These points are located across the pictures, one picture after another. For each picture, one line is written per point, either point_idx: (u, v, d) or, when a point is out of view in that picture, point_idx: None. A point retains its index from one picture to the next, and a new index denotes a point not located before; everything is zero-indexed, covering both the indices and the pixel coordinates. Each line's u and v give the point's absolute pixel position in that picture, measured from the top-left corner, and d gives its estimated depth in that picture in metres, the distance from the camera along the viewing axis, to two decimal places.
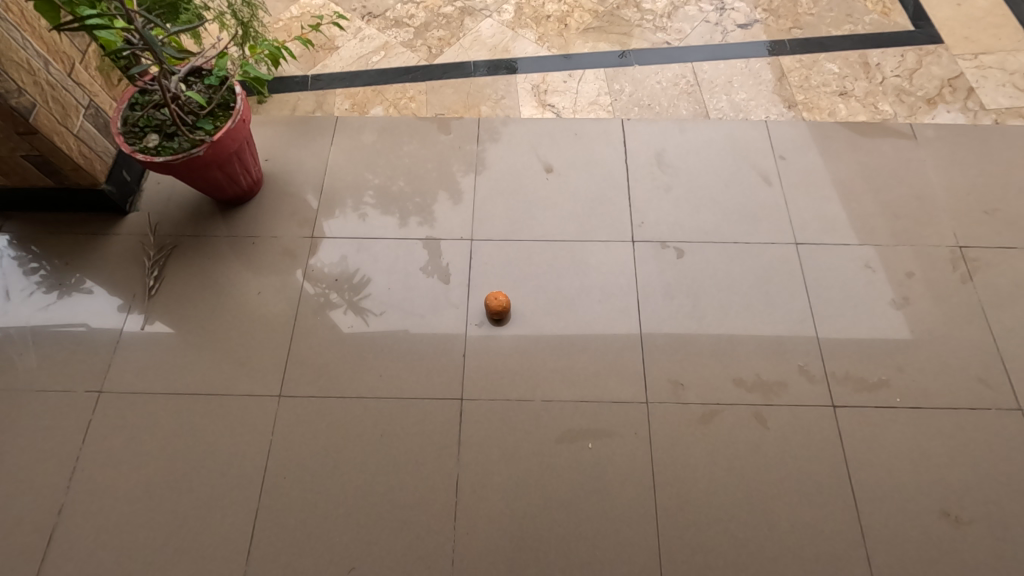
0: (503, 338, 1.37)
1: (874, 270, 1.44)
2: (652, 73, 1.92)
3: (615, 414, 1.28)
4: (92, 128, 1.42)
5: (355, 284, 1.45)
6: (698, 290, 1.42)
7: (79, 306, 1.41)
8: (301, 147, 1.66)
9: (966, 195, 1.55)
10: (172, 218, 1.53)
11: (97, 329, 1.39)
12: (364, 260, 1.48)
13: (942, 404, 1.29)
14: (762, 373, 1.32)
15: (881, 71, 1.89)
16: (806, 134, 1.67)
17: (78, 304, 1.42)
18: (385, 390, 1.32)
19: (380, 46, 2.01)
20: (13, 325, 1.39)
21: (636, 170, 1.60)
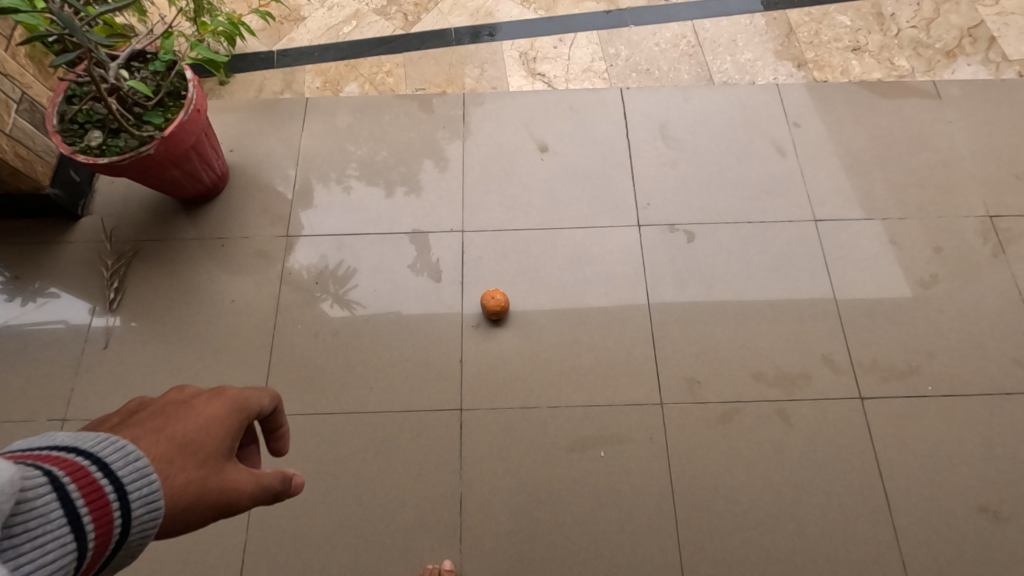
0: (502, 340, 1.26)
1: (899, 247, 1.34)
2: (649, 35, 1.76)
3: (628, 418, 1.19)
4: (28, 125, 1.26)
5: (339, 276, 1.33)
6: (711, 276, 1.31)
7: (38, 315, 1.29)
8: (268, 134, 1.50)
9: (994, 158, 1.43)
10: (130, 221, 1.39)
11: (60, 340, 1.27)
12: (346, 258, 1.35)
13: (975, 391, 1.20)
14: (784, 366, 1.22)
15: (896, 22, 1.75)
16: (821, 97, 1.53)
17: (41, 310, 1.30)
18: (377, 402, 1.21)
19: (350, 14, 1.82)
20: None
21: (639, 145, 1.46)
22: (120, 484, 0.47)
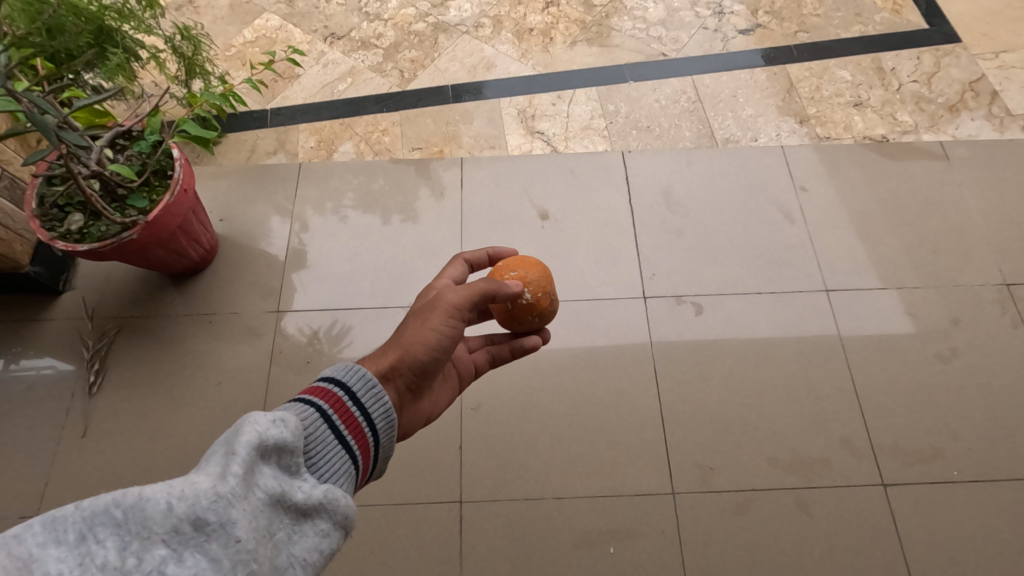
0: (504, 424, 1.19)
1: (916, 318, 1.29)
2: (650, 91, 1.77)
3: (636, 511, 1.11)
4: (7, 204, 1.20)
5: (334, 335, 1.31)
6: (721, 353, 1.26)
7: (11, 382, 1.25)
8: (265, 202, 1.50)
9: (1008, 222, 1.40)
10: (115, 296, 1.34)
11: (44, 397, 1.24)
12: (320, 316, 1.34)
13: (1004, 475, 1.14)
14: (802, 451, 1.16)
15: (897, 77, 1.82)
16: (828, 159, 1.50)
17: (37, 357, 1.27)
18: (369, 495, 1.14)
19: (346, 72, 1.82)
20: None
21: (643, 211, 1.42)
22: (348, 387, 0.67)
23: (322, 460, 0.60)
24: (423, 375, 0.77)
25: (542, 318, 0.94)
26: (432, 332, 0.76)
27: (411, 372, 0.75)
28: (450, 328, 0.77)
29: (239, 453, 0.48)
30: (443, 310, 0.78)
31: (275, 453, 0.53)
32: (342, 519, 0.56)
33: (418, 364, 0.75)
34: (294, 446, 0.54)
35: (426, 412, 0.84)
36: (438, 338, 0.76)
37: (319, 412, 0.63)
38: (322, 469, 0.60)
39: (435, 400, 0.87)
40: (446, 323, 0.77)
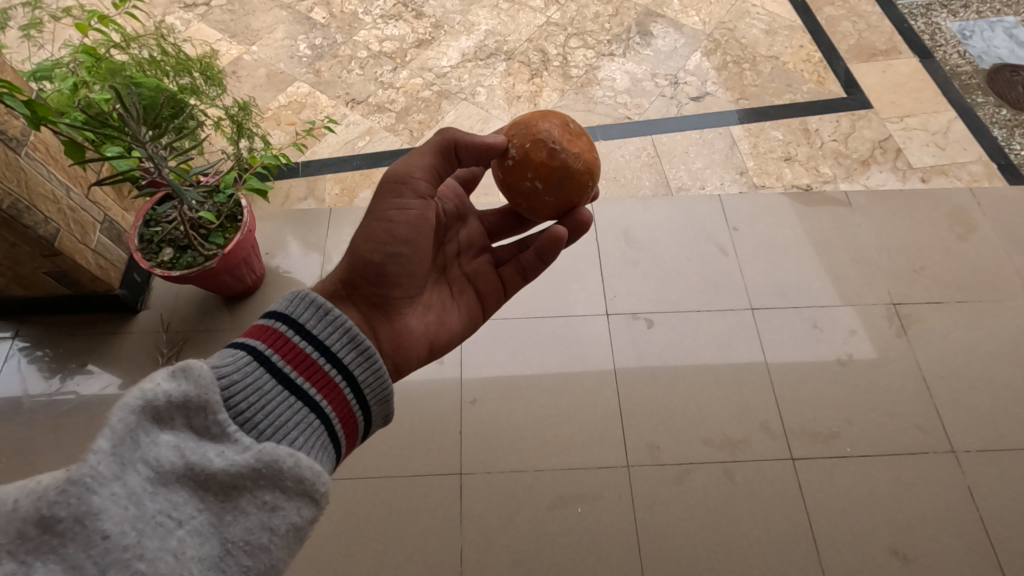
0: (495, 413, 1.52)
1: (822, 330, 1.65)
2: (616, 148, 2.10)
3: (599, 479, 1.43)
4: (107, 241, 1.54)
5: None
6: (667, 357, 1.60)
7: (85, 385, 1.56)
8: (300, 238, 1.85)
9: (896, 256, 1.79)
10: (181, 314, 1.66)
11: (122, 395, 1.54)
12: None
13: (884, 450, 1.47)
14: (729, 433, 1.49)
15: (820, 137, 2.11)
16: (755, 206, 1.91)
17: (77, 380, 1.56)
18: (389, 468, 1.45)
19: (365, 131, 2.18)
20: (45, 411, 1.52)
21: (607, 246, 1.80)
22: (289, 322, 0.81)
23: (266, 404, 0.72)
24: (385, 269, 0.93)
25: (546, 181, 0.97)
26: (379, 220, 0.93)
27: (373, 267, 0.92)
28: (397, 212, 0.93)
29: (110, 428, 0.56)
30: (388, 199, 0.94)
31: (181, 414, 0.62)
32: (280, 471, 0.64)
33: (373, 258, 0.92)
34: (200, 404, 0.63)
35: (429, 327, 1.03)
36: (388, 224, 0.93)
37: (251, 352, 0.76)
38: (265, 416, 0.72)
39: (437, 315, 1.05)
40: (388, 208, 0.93)
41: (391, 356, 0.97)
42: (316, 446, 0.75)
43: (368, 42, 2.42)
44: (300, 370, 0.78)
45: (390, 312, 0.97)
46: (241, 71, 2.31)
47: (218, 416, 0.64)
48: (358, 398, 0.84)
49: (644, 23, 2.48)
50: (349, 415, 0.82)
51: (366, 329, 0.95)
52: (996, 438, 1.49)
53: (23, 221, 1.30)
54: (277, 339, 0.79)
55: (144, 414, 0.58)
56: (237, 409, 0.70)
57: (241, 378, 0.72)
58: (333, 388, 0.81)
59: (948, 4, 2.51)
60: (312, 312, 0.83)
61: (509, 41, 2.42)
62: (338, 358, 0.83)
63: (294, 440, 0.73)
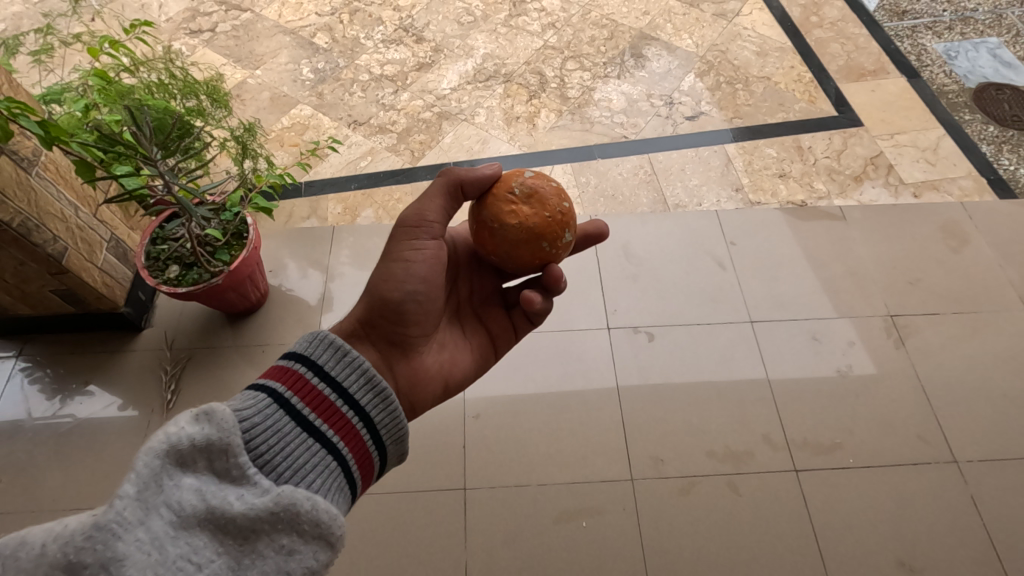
0: (499, 429, 1.52)
1: (821, 341, 1.67)
2: (614, 166, 2.14)
3: (604, 493, 1.43)
4: (113, 259, 1.56)
5: None
6: (668, 370, 1.62)
7: (88, 405, 1.56)
8: (303, 257, 1.87)
9: (891, 269, 1.82)
10: (185, 332, 1.67)
11: (124, 413, 1.54)
12: None
13: (887, 461, 1.48)
14: (732, 445, 1.49)
15: (813, 153, 2.16)
16: (751, 221, 1.94)
17: (78, 402, 1.56)
18: (393, 484, 1.44)
19: (367, 151, 2.22)
20: (46, 431, 1.52)
21: (606, 261, 1.83)
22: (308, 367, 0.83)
23: (284, 446, 0.73)
24: (404, 308, 0.94)
25: (497, 256, 0.98)
26: (395, 260, 0.95)
27: (391, 306, 0.94)
28: (413, 252, 0.95)
29: (136, 472, 0.57)
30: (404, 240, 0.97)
31: (204, 456, 0.63)
32: (297, 515, 0.65)
33: (392, 296, 0.94)
34: (223, 447, 0.64)
35: (443, 366, 1.04)
36: (405, 263, 0.95)
37: (272, 396, 0.77)
38: (284, 458, 0.73)
39: (451, 354, 1.06)
40: (404, 249, 0.96)
41: (408, 395, 0.98)
42: (333, 488, 0.76)
43: (370, 66, 2.48)
44: (318, 411, 0.80)
45: (407, 349, 0.98)
46: (246, 94, 2.36)
47: (239, 459, 0.66)
48: (374, 439, 0.85)
49: (639, 45, 2.55)
50: (364, 455, 0.83)
51: (383, 368, 0.96)
52: (998, 448, 1.50)
53: (32, 239, 1.32)
54: (296, 380, 0.81)
55: (168, 458, 0.60)
56: (257, 451, 0.71)
57: (261, 420, 0.73)
58: (350, 429, 0.82)
59: (932, 26, 2.59)
60: (330, 354, 0.85)
61: (507, 64, 2.48)
62: (355, 399, 0.84)
63: (311, 482, 0.74)
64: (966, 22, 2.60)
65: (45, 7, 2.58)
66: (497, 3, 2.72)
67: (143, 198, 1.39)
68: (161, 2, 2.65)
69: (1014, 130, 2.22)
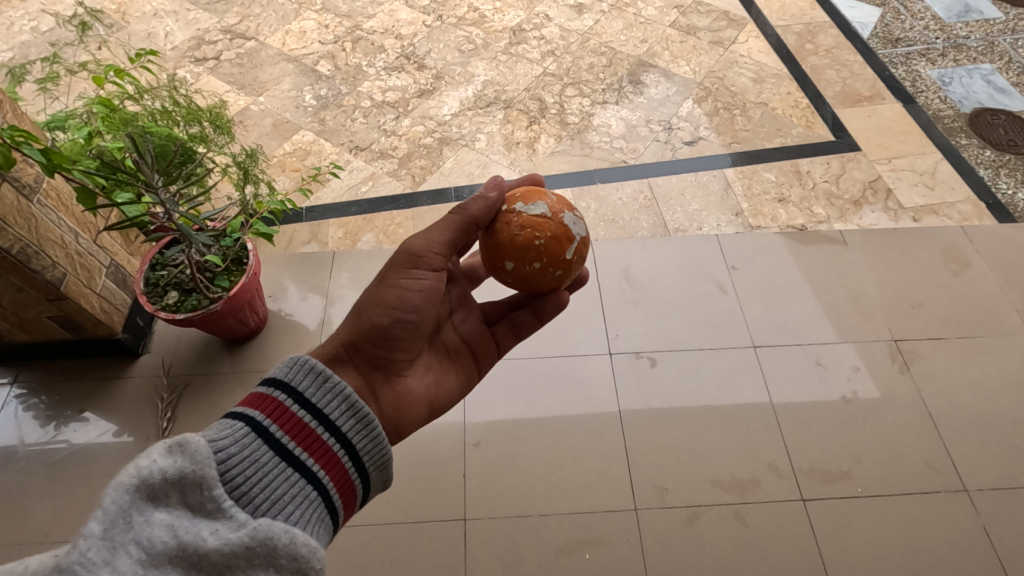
0: (497, 455, 1.50)
1: (825, 367, 1.65)
2: (614, 191, 2.15)
3: (606, 523, 1.40)
4: (112, 285, 1.56)
5: None
6: (670, 395, 1.60)
7: (81, 432, 1.53)
8: (302, 281, 1.87)
9: (894, 294, 1.81)
10: (182, 358, 1.66)
11: (118, 441, 1.52)
12: None
13: (896, 490, 1.45)
14: (737, 473, 1.46)
15: (812, 178, 2.17)
16: (751, 245, 1.95)
17: (73, 429, 1.54)
18: (391, 514, 1.41)
19: (368, 176, 2.23)
20: (38, 460, 1.49)
21: (607, 285, 1.82)
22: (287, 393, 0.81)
23: (262, 477, 0.71)
24: (392, 333, 0.94)
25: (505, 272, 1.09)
26: (391, 286, 0.94)
27: (378, 330, 0.93)
28: (410, 281, 0.95)
29: (102, 510, 0.56)
30: (402, 267, 0.96)
31: (177, 490, 0.62)
32: (275, 549, 0.63)
33: (381, 321, 0.93)
34: (196, 480, 0.63)
35: (429, 389, 1.03)
36: (400, 290, 0.94)
37: (249, 425, 0.75)
38: (262, 489, 0.71)
39: (436, 376, 1.05)
40: (401, 276, 0.95)
41: (394, 420, 0.96)
42: (313, 519, 0.74)
43: (372, 92, 2.51)
44: (298, 439, 0.78)
45: (390, 373, 0.96)
46: (249, 121, 2.38)
47: (214, 492, 0.64)
48: (356, 466, 0.84)
49: (637, 72, 2.59)
50: (346, 483, 0.81)
51: (367, 393, 0.93)
52: (1007, 476, 1.47)
53: (31, 266, 1.32)
54: (275, 408, 0.79)
55: (138, 493, 0.59)
56: (233, 483, 0.69)
57: (238, 450, 0.72)
58: (331, 457, 0.80)
59: (926, 53, 2.63)
60: (311, 380, 0.84)
61: (507, 91, 2.51)
62: (336, 426, 0.83)
63: (291, 514, 0.71)
64: (959, 48, 2.64)
65: (53, 36, 2.62)
66: (497, 31, 2.77)
67: (144, 224, 1.39)
68: (167, 31, 2.70)
69: (1011, 154, 2.24)
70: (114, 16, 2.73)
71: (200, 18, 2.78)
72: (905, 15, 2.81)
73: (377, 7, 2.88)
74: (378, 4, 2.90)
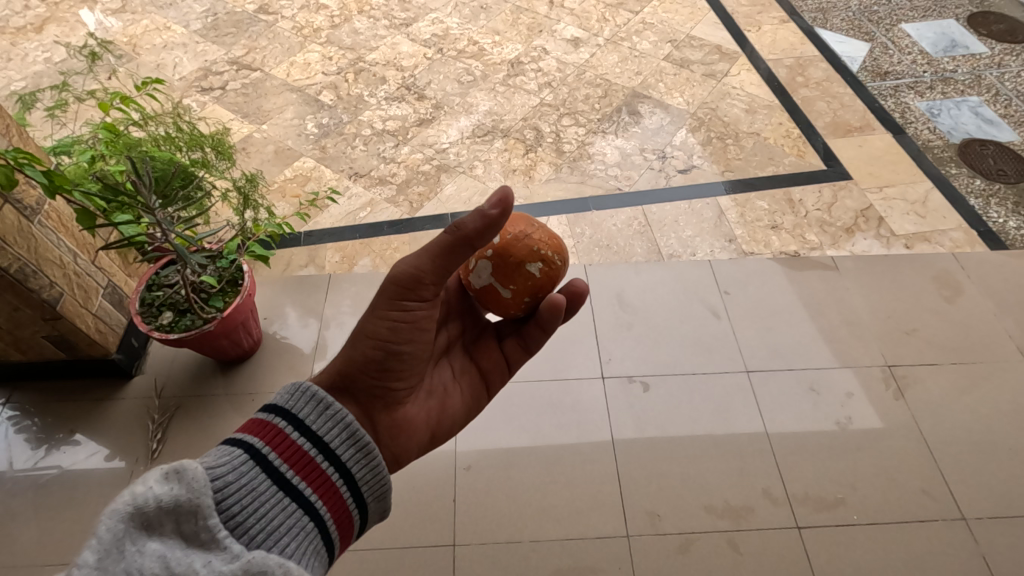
0: (490, 481, 1.48)
1: (819, 393, 1.64)
2: (609, 217, 2.17)
3: (598, 550, 1.38)
4: (108, 305, 1.57)
5: None
6: (663, 420, 1.59)
7: (71, 455, 1.52)
8: (298, 304, 1.88)
9: (888, 320, 1.81)
10: (176, 379, 1.66)
11: (107, 464, 1.51)
12: None
13: (892, 518, 1.43)
14: (730, 500, 1.45)
15: (804, 206, 2.19)
16: (744, 271, 1.96)
17: (63, 452, 1.53)
18: (379, 540, 1.39)
19: (366, 202, 2.26)
20: (26, 482, 1.48)
21: (601, 310, 1.83)
22: (287, 421, 0.81)
23: (258, 506, 0.71)
24: (386, 363, 0.93)
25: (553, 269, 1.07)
26: (380, 318, 0.92)
27: (373, 363, 0.92)
28: (400, 312, 0.91)
29: (98, 538, 0.57)
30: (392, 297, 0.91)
31: (172, 519, 0.62)
32: None
33: (374, 354, 0.92)
34: (192, 508, 0.64)
35: (431, 414, 1.03)
36: (390, 322, 0.92)
37: (247, 453, 0.75)
38: (258, 519, 0.71)
39: (439, 400, 1.05)
40: (391, 308, 0.91)
41: (389, 447, 0.96)
42: (308, 551, 0.74)
43: (372, 121, 2.57)
44: (296, 467, 0.78)
45: (389, 403, 0.96)
46: (251, 147, 2.44)
47: (208, 522, 0.65)
48: (355, 497, 0.83)
49: (632, 103, 2.65)
50: (344, 514, 0.81)
51: (365, 420, 0.93)
52: (1007, 505, 1.45)
53: (29, 284, 1.34)
54: (275, 436, 0.79)
55: (132, 521, 0.59)
56: (229, 512, 0.69)
57: (235, 478, 0.72)
58: (329, 486, 0.80)
59: (914, 86, 2.69)
60: (312, 407, 0.83)
61: (505, 120, 2.57)
62: (336, 455, 0.82)
63: (286, 545, 0.71)
64: (947, 81, 2.71)
65: (65, 66, 2.71)
66: (496, 63, 2.85)
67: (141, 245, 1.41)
68: (176, 62, 2.79)
69: (1001, 184, 2.27)
70: (126, 47, 2.83)
71: (209, 50, 2.87)
72: (893, 50, 2.88)
73: (380, 40, 2.97)
74: (381, 37, 2.99)
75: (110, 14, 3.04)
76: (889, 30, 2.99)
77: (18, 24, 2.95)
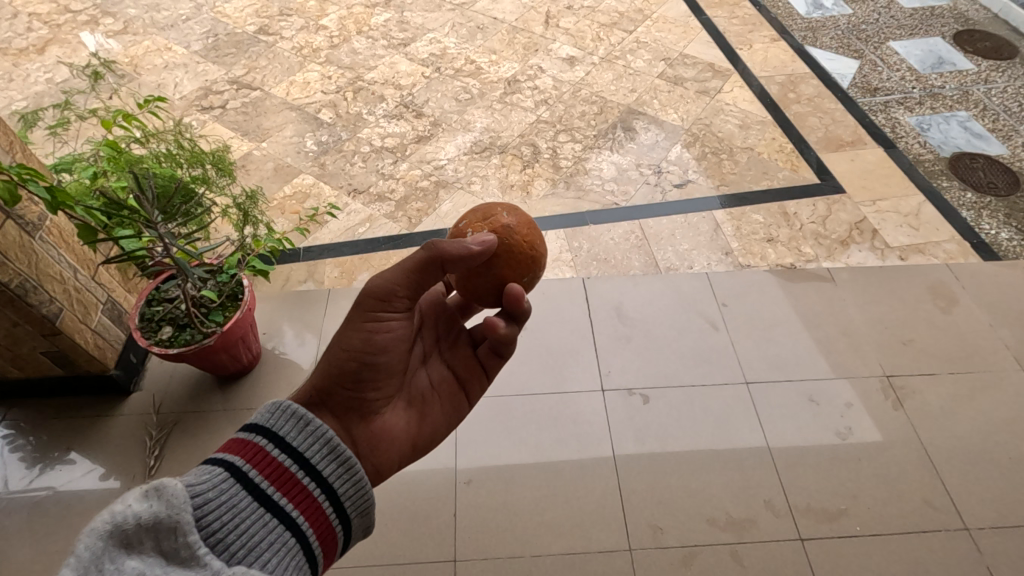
0: (489, 497, 1.47)
1: (819, 404, 1.65)
2: (606, 231, 2.19)
3: (601, 564, 1.36)
4: (107, 321, 1.57)
5: None
6: (663, 433, 1.58)
7: (67, 474, 1.51)
8: (297, 320, 1.88)
9: (885, 330, 1.82)
10: (174, 395, 1.65)
11: (104, 482, 1.49)
12: None
13: (895, 528, 1.42)
14: (732, 513, 1.44)
15: (799, 219, 2.22)
16: (740, 284, 1.97)
17: (58, 471, 1.51)
18: (377, 556, 1.38)
19: (365, 218, 2.28)
20: (21, 501, 1.46)
21: (600, 323, 1.84)
22: (265, 437, 0.80)
23: (239, 523, 0.71)
24: (361, 375, 0.94)
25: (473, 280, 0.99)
26: (356, 330, 0.93)
27: (349, 374, 0.93)
28: (376, 324, 0.93)
29: (76, 557, 0.56)
30: (368, 310, 0.93)
31: (151, 536, 0.62)
32: None
33: (350, 365, 0.92)
34: (172, 525, 0.63)
35: (410, 424, 1.03)
36: (366, 332, 0.93)
37: (227, 470, 0.75)
38: (238, 536, 0.70)
39: (419, 410, 1.05)
40: (366, 319, 0.93)
41: (370, 459, 0.95)
42: (290, 567, 0.73)
43: (371, 138, 2.60)
44: (278, 484, 0.77)
45: (365, 413, 0.96)
46: (250, 165, 2.46)
47: (188, 538, 0.64)
48: (338, 512, 0.82)
49: (627, 120, 2.69)
50: (326, 530, 0.80)
51: (343, 434, 0.92)
52: (1009, 514, 1.45)
53: (28, 300, 1.34)
54: (256, 452, 0.78)
55: (111, 539, 0.59)
56: (209, 529, 0.68)
57: (216, 495, 0.71)
58: (311, 501, 0.79)
59: (904, 101, 2.75)
60: (293, 424, 0.83)
61: (502, 137, 2.61)
62: (316, 469, 0.82)
63: (266, 561, 0.71)
64: (935, 97, 2.76)
65: (67, 86, 2.74)
66: (494, 81, 2.89)
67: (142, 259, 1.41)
68: (177, 82, 2.82)
69: (992, 196, 2.30)
70: (127, 68, 2.87)
71: (209, 70, 2.91)
72: (882, 67, 2.94)
73: (379, 60, 3.02)
74: (380, 57, 3.04)
75: (112, 35, 3.08)
76: (878, 48, 3.05)
77: (20, 46, 2.99)
